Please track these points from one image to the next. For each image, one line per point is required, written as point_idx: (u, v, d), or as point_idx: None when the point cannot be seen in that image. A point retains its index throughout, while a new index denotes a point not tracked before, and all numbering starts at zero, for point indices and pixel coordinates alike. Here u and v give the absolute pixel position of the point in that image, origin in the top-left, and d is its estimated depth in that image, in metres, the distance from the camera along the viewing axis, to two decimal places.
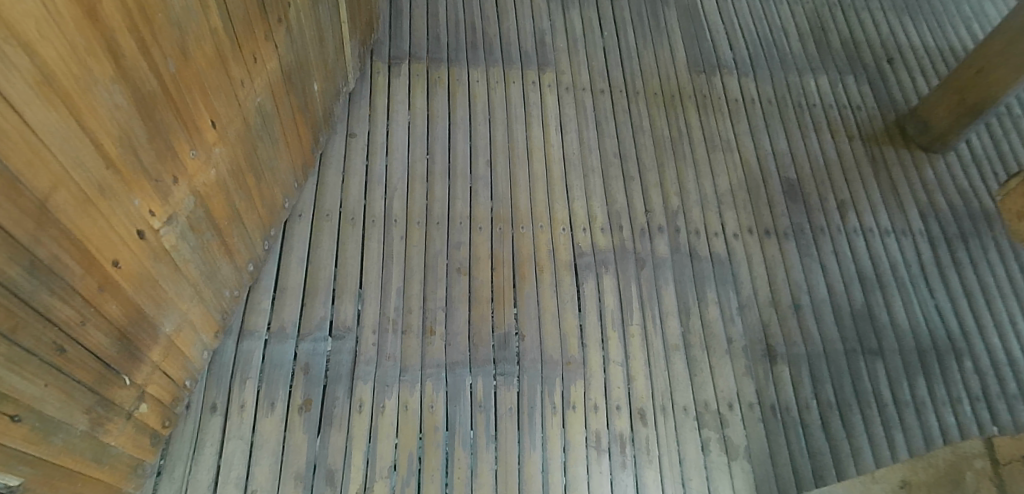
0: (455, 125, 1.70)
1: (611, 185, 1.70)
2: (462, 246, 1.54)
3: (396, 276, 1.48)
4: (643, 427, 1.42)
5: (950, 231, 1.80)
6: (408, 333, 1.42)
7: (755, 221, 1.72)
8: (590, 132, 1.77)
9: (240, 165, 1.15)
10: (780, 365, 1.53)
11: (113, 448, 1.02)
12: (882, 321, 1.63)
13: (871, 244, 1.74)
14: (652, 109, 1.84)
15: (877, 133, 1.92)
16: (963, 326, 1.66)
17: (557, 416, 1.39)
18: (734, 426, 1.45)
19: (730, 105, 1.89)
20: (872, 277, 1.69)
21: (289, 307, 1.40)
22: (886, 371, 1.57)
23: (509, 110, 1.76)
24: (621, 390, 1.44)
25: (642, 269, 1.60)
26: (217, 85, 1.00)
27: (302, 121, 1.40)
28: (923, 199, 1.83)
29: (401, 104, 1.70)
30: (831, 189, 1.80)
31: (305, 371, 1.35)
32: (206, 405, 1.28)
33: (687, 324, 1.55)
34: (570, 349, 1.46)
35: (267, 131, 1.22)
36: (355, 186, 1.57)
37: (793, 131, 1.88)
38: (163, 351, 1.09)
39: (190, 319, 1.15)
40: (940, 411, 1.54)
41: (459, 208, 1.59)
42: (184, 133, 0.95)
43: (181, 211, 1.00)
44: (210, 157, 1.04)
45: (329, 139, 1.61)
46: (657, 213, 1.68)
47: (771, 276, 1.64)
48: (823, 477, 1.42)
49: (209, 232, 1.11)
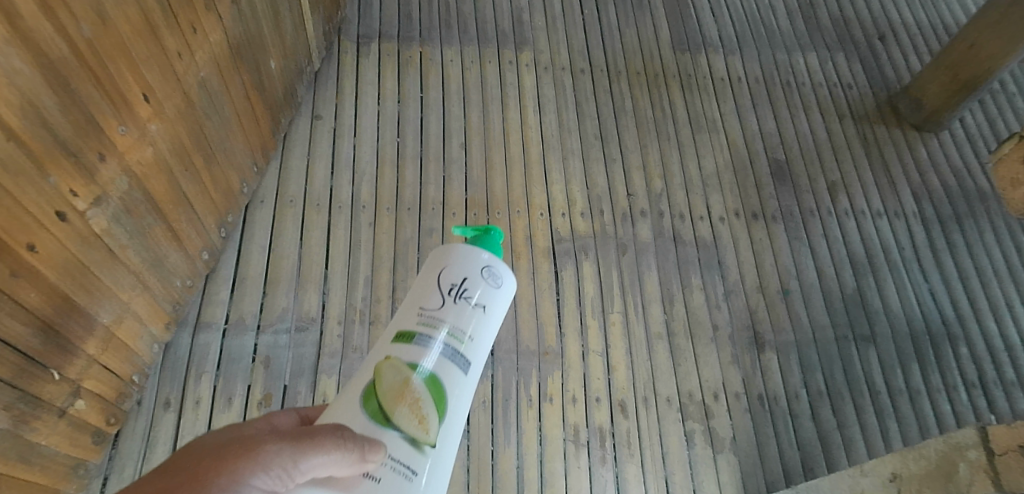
0: (428, 106, 1.62)
1: (591, 167, 1.62)
2: (434, 232, 1.47)
3: (363, 265, 1.41)
4: (624, 420, 1.35)
5: (944, 212, 1.72)
6: (375, 324, 1.35)
7: (742, 204, 1.65)
8: (569, 114, 1.69)
9: (185, 145, 1.08)
10: (767, 353, 1.46)
11: (44, 448, 0.95)
12: (875, 306, 1.56)
13: (864, 226, 1.67)
14: (634, 88, 1.77)
15: (868, 112, 1.85)
16: (958, 310, 1.59)
17: (532, 409, 1.32)
18: (720, 417, 1.38)
19: (716, 84, 1.81)
20: (863, 260, 1.62)
21: (249, 298, 1.33)
22: (879, 358, 1.50)
23: (484, 90, 1.68)
24: (600, 381, 1.37)
25: (623, 254, 1.52)
26: (148, 54, 0.93)
27: (257, 101, 1.32)
28: (916, 180, 1.76)
29: (370, 85, 1.62)
30: (821, 170, 1.73)
31: (266, 365, 1.28)
32: (159, 401, 1.21)
33: (671, 312, 1.48)
34: (547, 339, 1.39)
35: (215, 109, 1.15)
36: (321, 171, 1.49)
37: (782, 110, 1.81)
38: (102, 344, 1.02)
39: (134, 310, 1.08)
40: (936, 398, 1.47)
41: (431, 193, 1.51)
42: (109, 107, 0.88)
43: (112, 191, 0.93)
44: (145, 134, 0.97)
45: (293, 121, 1.53)
46: (639, 197, 1.61)
47: (758, 261, 1.57)
48: (813, 470, 1.35)
49: (150, 216, 1.04)
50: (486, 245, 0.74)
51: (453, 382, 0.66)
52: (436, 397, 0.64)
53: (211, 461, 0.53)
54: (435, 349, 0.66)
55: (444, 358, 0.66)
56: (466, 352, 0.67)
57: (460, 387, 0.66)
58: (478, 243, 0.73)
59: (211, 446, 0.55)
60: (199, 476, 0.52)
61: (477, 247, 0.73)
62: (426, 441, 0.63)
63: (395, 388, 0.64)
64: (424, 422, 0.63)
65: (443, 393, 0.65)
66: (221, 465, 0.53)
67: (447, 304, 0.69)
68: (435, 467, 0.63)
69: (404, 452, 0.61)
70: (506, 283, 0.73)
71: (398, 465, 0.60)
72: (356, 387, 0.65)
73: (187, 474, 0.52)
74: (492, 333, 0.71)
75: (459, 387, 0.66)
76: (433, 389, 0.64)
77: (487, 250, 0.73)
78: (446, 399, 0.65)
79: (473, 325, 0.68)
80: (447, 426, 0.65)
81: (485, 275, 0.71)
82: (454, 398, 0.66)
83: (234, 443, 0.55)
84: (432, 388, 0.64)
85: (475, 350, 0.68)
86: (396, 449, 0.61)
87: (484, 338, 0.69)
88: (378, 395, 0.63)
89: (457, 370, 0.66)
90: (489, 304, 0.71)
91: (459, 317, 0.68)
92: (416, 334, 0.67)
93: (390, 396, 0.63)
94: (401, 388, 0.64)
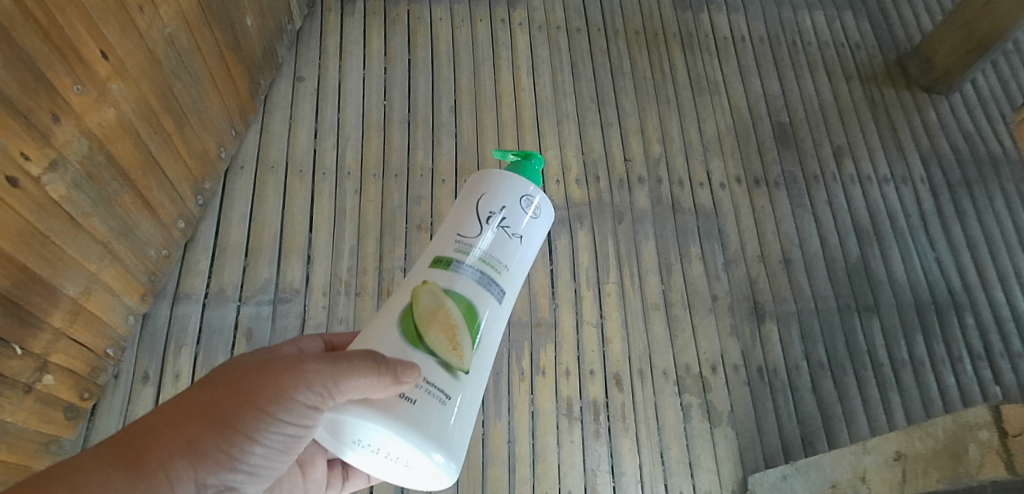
0: (416, 67, 1.55)
1: (587, 131, 1.56)
2: (423, 200, 1.41)
3: (349, 233, 1.35)
4: (619, 394, 1.31)
5: (953, 178, 1.66)
6: (362, 295, 1.30)
7: (745, 170, 1.58)
8: (564, 75, 1.62)
9: (152, 106, 1.02)
10: (767, 324, 1.42)
11: (9, 425, 0.91)
12: (879, 276, 1.50)
13: (870, 193, 1.60)
14: (633, 48, 1.68)
15: (876, 73, 1.77)
16: (965, 280, 1.53)
17: (525, 383, 1.28)
18: (717, 390, 1.34)
19: (719, 44, 1.73)
20: (869, 229, 1.56)
21: (230, 268, 1.27)
22: (883, 329, 1.45)
23: (476, 50, 1.60)
24: (594, 353, 1.33)
25: (620, 222, 1.47)
26: (105, 7, 0.88)
27: (232, 60, 1.26)
28: (925, 144, 1.69)
29: (355, 45, 1.55)
30: (826, 134, 1.66)
31: (248, 337, 1.22)
32: (137, 375, 1.16)
33: (668, 282, 1.43)
34: (540, 310, 1.34)
35: (184, 69, 1.09)
36: (304, 135, 1.42)
37: (787, 71, 1.73)
38: (70, 316, 0.97)
39: (105, 281, 1.03)
40: (940, 371, 1.42)
41: (419, 158, 1.45)
42: (61, 65, 0.83)
43: (70, 155, 0.89)
44: (105, 94, 0.92)
45: (274, 83, 1.46)
46: (637, 163, 1.54)
47: (760, 229, 1.52)
48: (813, 444, 1.32)
49: (115, 182, 0.99)
50: (522, 177, 0.77)
51: (487, 308, 0.70)
52: (470, 322, 0.68)
53: (254, 377, 0.58)
54: (471, 276, 0.70)
55: (480, 285, 0.70)
56: (500, 282, 0.71)
57: (493, 315, 0.70)
58: (513, 175, 0.76)
59: (258, 361, 0.60)
60: (246, 392, 0.57)
61: (514, 179, 0.76)
62: (460, 367, 0.66)
63: (431, 313, 0.67)
64: (458, 348, 0.66)
65: (477, 319, 0.68)
66: (264, 381, 0.58)
67: (484, 233, 0.72)
68: (468, 389, 0.67)
69: (439, 375, 0.65)
70: (540, 216, 0.76)
71: (433, 388, 0.63)
72: (393, 310, 0.68)
73: (237, 386, 0.58)
74: (525, 263, 0.75)
75: (491, 316, 0.70)
76: (467, 317, 0.68)
77: (523, 181, 0.76)
78: (479, 327, 0.68)
79: (507, 255, 0.72)
80: (479, 353, 0.68)
81: (520, 208, 0.75)
82: (488, 323, 0.69)
83: (276, 362, 0.59)
84: (466, 315, 0.68)
85: (509, 279, 0.72)
86: (430, 372, 0.64)
87: (517, 269, 0.73)
88: (415, 318, 0.67)
89: (491, 299, 0.70)
90: (523, 234, 0.74)
91: (496, 246, 0.72)
92: (453, 261, 0.70)
93: (426, 320, 0.66)
94: (437, 314, 0.67)
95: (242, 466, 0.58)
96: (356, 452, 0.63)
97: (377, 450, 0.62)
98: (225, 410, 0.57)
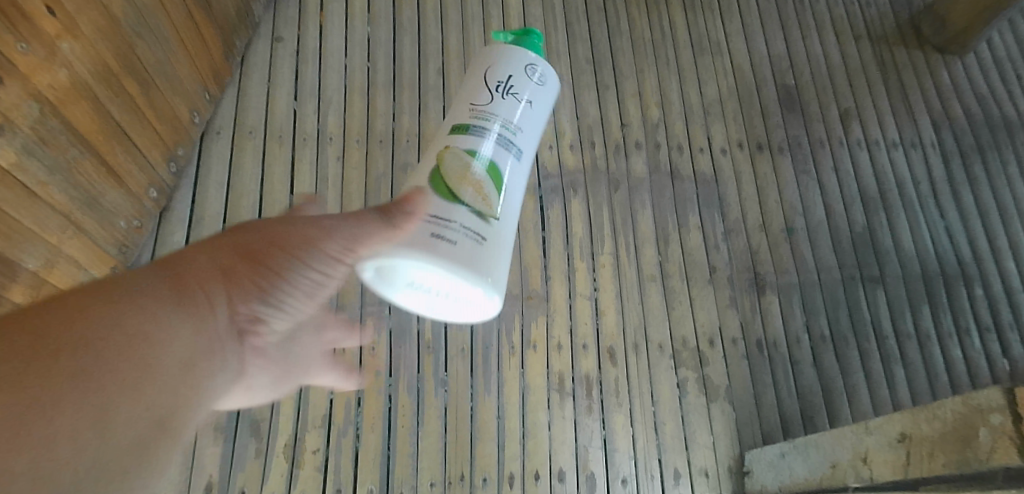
0: (402, 27, 1.47)
1: (582, 95, 1.48)
2: (409, 168, 1.35)
3: (331, 202, 1.29)
4: (612, 368, 1.26)
5: (966, 142, 1.58)
6: None
7: (747, 134, 1.51)
8: (559, 35, 1.53)
9: (110, 67, 0.96)
10: (768, 296, 1.36)
11: None
12: (885, 245, 1.45)
13: (878, 158, 1.54)
14: (631, 7, 1.60)
15: (887, 34, 1.68)
16: (975, 248, 1.48)
17: (515, 357, 1.24)
18: (715, 364, 1.29)
19: (722, 2, 1.64)
20: (876, 197, 1.49)
21: None
22: (888, 300, 1.40)
23: (464, 8, 1.52)
24: (588, 326, 1.28)
25: (615, 190, 1.40)
26: None
27: (201, 19, 1.18)
28: (937, 108, 1.61)
29: (337, 3, 1.46)
30: (834, 98, 1.59)
31: None
32: None
33: (665, 253, 1.37)
34: (532, 283, 1.29)
35: (146, 26, 1.02)
36: (283, 99, 1.35)
37: (793, 31, 1.64)
38: (32, 291, 0.91)
39: (70, 254, 0.98)
40: (946, 343, 1.38)
41: (405, 124, 1.38)
42: (3, 22, 0.77)
43: (19, 120, 0.83)
44: (55, 54, 0.86)
45: (251, 44, 1.38)
46: (634, 128, 1.47)
47: (762, 197, 1.45)
48: (813, 419, 1.28)
49: (73, 148, 0.93)
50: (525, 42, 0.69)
51: (509, 168, 0.63)
52: (495, 180, 0.62)
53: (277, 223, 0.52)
54: (491, 139, 0.63)
55: (501, 147, 0.63)
56: (519, 141, 0.65)
57: (516, 176, 0.64)
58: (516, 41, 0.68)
59: (257, 221, 0.52)
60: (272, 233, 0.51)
61: (518, 46, 0.68)
62: (492, 215, 0.60)
63: (461, 170, 0.61)
64: (487, 200, 0.60)
65: (502, 177, 0.62)
66: (287, 226, 0.52)
67: (497, 98, 0.65)
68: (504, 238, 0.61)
69: (477, 222, 0.59)
70: (549, 81, 0.69)
71: (469, 230, 0.58)
72: (420, 173, 0.62)
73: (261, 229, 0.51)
74: (540, 126, 0.68)
75: (516, 172, 0.64)
76: (492, 171, 0.62)
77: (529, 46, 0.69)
78: (504, 182, 0.63)
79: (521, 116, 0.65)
80: (509, 204, 0.63)
81: (528, 72, 0.67)
82: (512, 184, 0.63)
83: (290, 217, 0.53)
84: (491, 171, 0.62)
85: (527, 141, 0.65)
86: (467, 219, 0.58)
87: (534, 133, 0.67)
88: (441, 177, 0.60)
89: (512, 159, 0.63)
90: (534, 98, 0.67)
91: (510, 109, 0.65)
92: (470, 126, 0.63)
93: (453, 178, 0.60)
94: (464, 172, 0.61)
95: (271, 308, 0.52)
96: (406, 293, 0.58)
97: (429, 288, 0.57)
98: (240, 271, 0.48)
